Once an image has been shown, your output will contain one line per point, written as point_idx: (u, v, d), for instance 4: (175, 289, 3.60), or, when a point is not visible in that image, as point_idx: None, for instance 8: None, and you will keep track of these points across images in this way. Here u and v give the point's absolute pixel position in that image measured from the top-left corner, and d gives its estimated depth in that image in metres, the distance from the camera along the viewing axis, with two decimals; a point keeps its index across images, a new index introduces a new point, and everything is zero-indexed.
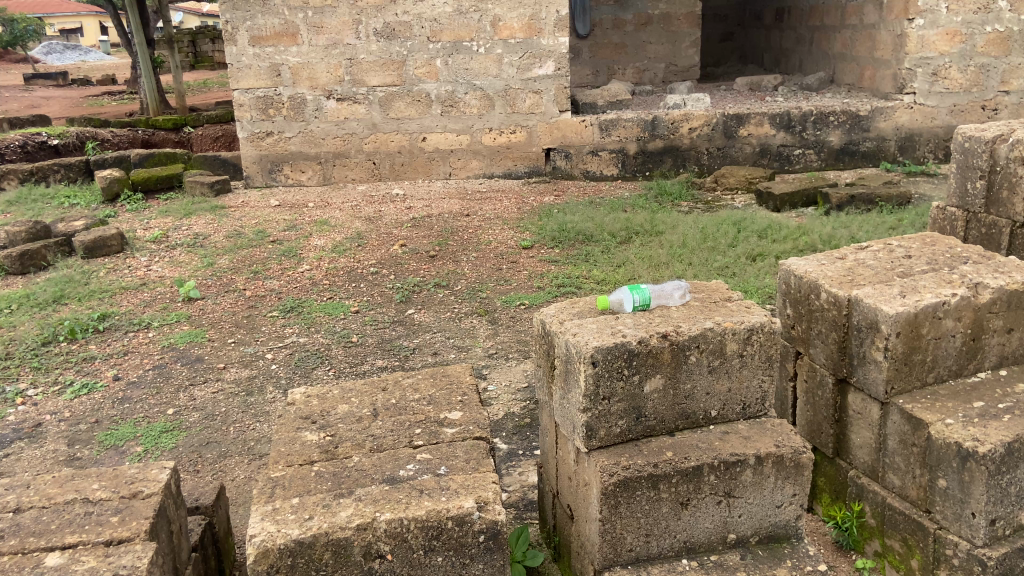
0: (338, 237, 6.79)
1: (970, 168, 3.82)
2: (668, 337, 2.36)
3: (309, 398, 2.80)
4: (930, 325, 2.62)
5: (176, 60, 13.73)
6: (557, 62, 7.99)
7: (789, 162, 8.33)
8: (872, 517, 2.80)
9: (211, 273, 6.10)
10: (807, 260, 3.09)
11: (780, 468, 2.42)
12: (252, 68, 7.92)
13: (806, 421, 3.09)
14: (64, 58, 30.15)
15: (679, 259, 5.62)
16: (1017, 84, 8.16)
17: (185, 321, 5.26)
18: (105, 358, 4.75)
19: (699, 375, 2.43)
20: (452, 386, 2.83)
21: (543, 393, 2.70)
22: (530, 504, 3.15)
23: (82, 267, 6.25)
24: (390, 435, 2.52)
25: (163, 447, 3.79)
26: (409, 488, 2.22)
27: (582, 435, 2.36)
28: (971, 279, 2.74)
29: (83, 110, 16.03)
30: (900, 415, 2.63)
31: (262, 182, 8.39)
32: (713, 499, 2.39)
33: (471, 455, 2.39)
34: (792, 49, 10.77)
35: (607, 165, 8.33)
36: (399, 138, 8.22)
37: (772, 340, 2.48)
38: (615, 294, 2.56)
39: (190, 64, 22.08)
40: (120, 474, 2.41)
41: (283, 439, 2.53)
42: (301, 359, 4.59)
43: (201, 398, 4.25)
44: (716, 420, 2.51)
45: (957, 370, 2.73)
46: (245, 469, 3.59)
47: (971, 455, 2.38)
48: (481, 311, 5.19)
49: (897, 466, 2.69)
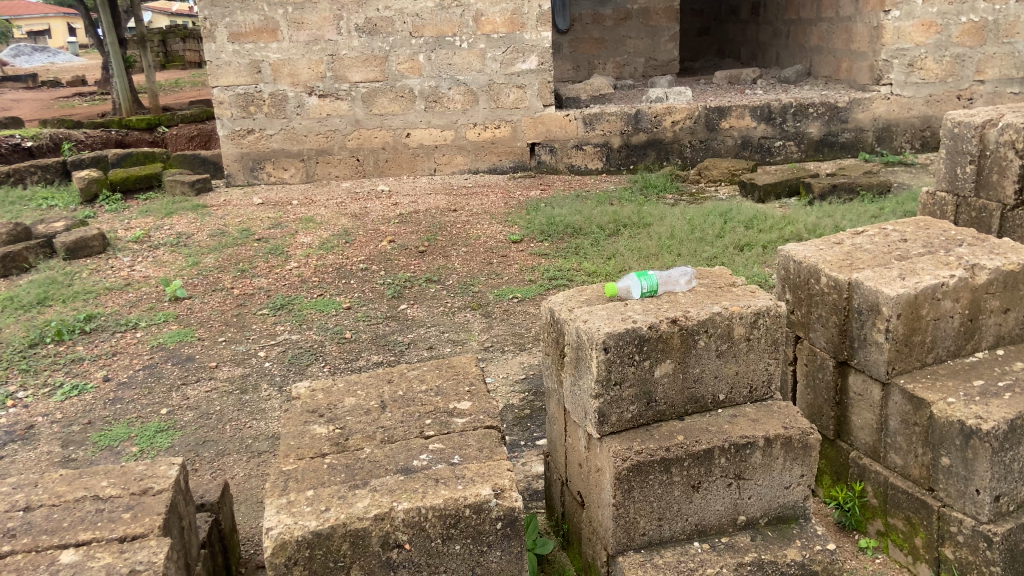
0: (325, 235, 6.75)
1: (960, 153, 3.88)
2: (677, 322, 2.37)
3: (314, 392, 2.79)
4: (929, 307, 2.66)
5: (149, 60, 13.52)
6: (540, 56, 7.99)
7: (770, 153, 8.41)
8: (875, 497, 2.84)
9: (198, 272, 6.04)
10: (804, 245, 3.12)
11: (788, 450, 2.44)
12: (232, 65, 7.86)
13: (806, 404, 3.12)
14: (32, 61, 29.73)
15: (668, 250, 5.66)
16: (992, 73, 8.30)
17: (174, 321, 5.21)
18: (94, 359, 4.69)
19: (708, 359, 2.44)
20: (459, 377, 2.83)
21: (551, 380, 2.71)
22: (535, 493, 3.17)
23: (64, 269, 6.17)
24: (401, 426, 2.51)
25: (159, 446, 3.75)
26: (425, 477, 2.21)
27: (594, 421, 2.37)
28: (968, 260, 2.78)
29: (53, 111, 15.78)
30: (902, 396, 2.67)
31: (244, 181, 8.33)
32: (723, 481, 2.41)
33: (484, 444, 2.40)
34: (769, 41, 10.86)
35: (591, 159, 8.36)
36: (382, 134, 8.19)
37: (778, 324, 2.50)
38: (622, 281, 2.58)
39: (161, 64, 21.80)
40: (129, 471, 2.37)
41: (292, 433, 2.51)
42: (296, 357, 4.56)
43: (195, 397, 4.21)
44: (724, 404, 2.53)
45: (955, 351, 2.78)
46: (244, 467, 3.57)
47: (975, 433, 2.42)
48: (474, 305, 5.19)
49: (899, 445, 2.73)
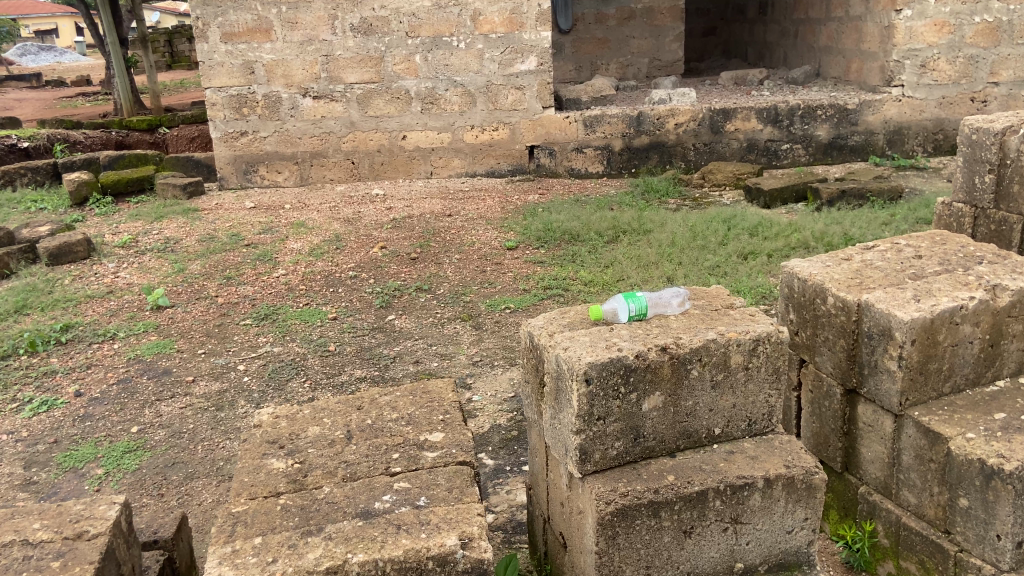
0: (316, 240, 6.55)
1: (978, 161, 3.67)
2: (667, 351, 2.16)
3: (278, 420, 2.58)
4: (946, 331, 2.44)
5: (150, 60, 13.35)
6: (539, 56, 7.77)
7: (777, 156, 8.17)
8: (886, 537, 2.62)
9: (183, 280, 5.83)
10: (810, 261, 2.89)
11: (791, 491, 2.21)
12: (224, 66, 7.67)
13: (812, 433, 2.89)
14: (39, 60, 29.68)
15: (668, 258, 5.43)
16: (1006, 75, 8.03)
17: (154, 331, 5.00)
18: (67, 372, 4.49)
19: (702, 391, 2.23)
20: (434, 404, 2.61)
21: (531, 410, 2.48)
22: (519, 526, 2.97)
23: (46, 275, 5.97)
24: (365, 461, 2.30)
25: (126, 469, 3.55)
26: (386, 523, 2.00)
27: (575, 459, 2.15)
28: (989, 281, 2.55)
29: (56, 112, 15.65)
30: (916, 429, 2.44)
31: (237, 184, 8.13)
32: (718, 526, 2.19)
33: (454, 483, 2.18)
34: (776, 42, 10.61)
35: (592, 162, 8.13)
36: (377, 136, 7.99)
37: (781, 351, 2.28)
38: (609, 303, 2.36)
39: (167, 65, 21.67)
40: (65, 511, 2.16)
41: (247, 468, 2.30)
42: (277, 371, 4.35)
43: (168, 414, 4.01)
44: (720, 439, 2.30)
45: (974, 379, 2.55)
46: (213, 492, 3.36)
47: (996, 473, 2.19)
48: (464, 316, 4.98)
49: (912, 483, 2.50)
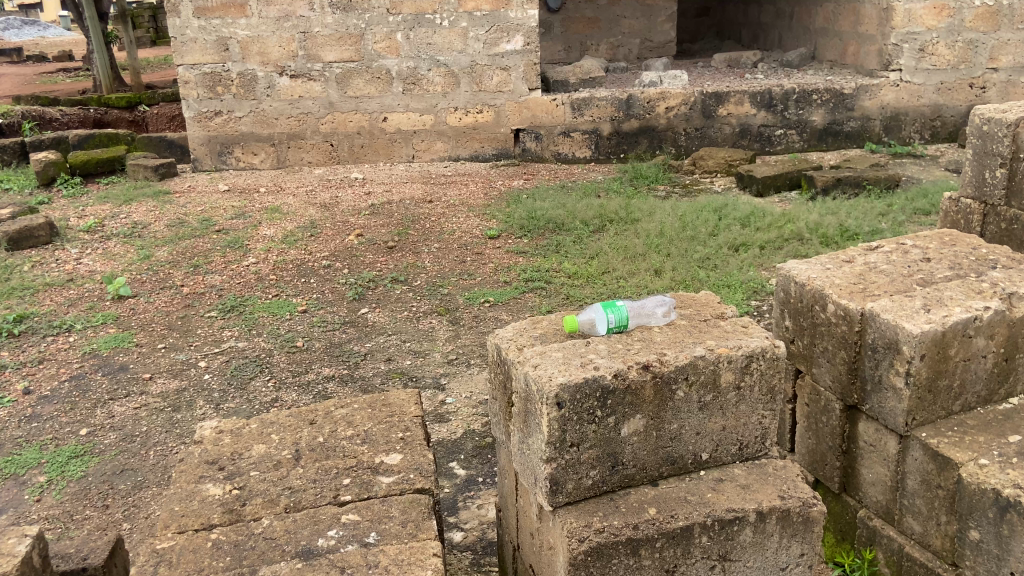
0: (290, 227, 6.27)
1: (990, 154, 3.42)
2: (650, 369, 1.92)
3: (220, 436, 2.32)
4: (958, 345, 2.21)
5: (130, 36, 12.92)
6: (525, 36, 7.47)
7: (770, 143, 7.92)
8: (887, 566, 2.41)
9: (147, 268, 5.54)
10: (808, 263, 2.65)
11: (786, 525, 1.99)
12: (197, 42, 7.35)
13: (806, 450, 2.66)
14: (21, 34, 28.95)
15: (656, 250, 5.18)
16: (1006, 61, 7.79)
17: (113, 323, 4.73)
18: (16, 367, 4.22)
19: (688, 414, 1.99)
20: (393, 419, 2.36)
21: (500, 430, 2.23)
22: (489, 548, 2.74)
23: (4, 261, 5.69)
24: (311, 488, 2.06)
25: (70, 477, 3.30)
26: (328, 566, 1.77)
27: (546, 490, 1.92)
28: (1005, 289, 2.33)
29: (35, 87, 15.21)
30: (923, 452, 2.22)
31: (211, 166, 7.84)
32: (704, 564, 1.97)
33: (409, 517, 1.94)
34: (772, 23, 10.33)
35: (579, 147, 7.86)
36: (357, 118, 7.69)
37: (776, 368, 2.05)
38: (585, 313, 2.13)
39: (151, 41, 21.11)
40: None
41: (179, 494, 2.06)
42: (239, 368, 4.10)
43: (121, 415, 3.75)
44: (708, 465, 2.07)
45: (986, 397, 2.33)
46: (162, 504, 3.11)
47: (1012, 506, 1.97)
48: (441, 310, 4.72)
49: (917, 509, 2.28)
